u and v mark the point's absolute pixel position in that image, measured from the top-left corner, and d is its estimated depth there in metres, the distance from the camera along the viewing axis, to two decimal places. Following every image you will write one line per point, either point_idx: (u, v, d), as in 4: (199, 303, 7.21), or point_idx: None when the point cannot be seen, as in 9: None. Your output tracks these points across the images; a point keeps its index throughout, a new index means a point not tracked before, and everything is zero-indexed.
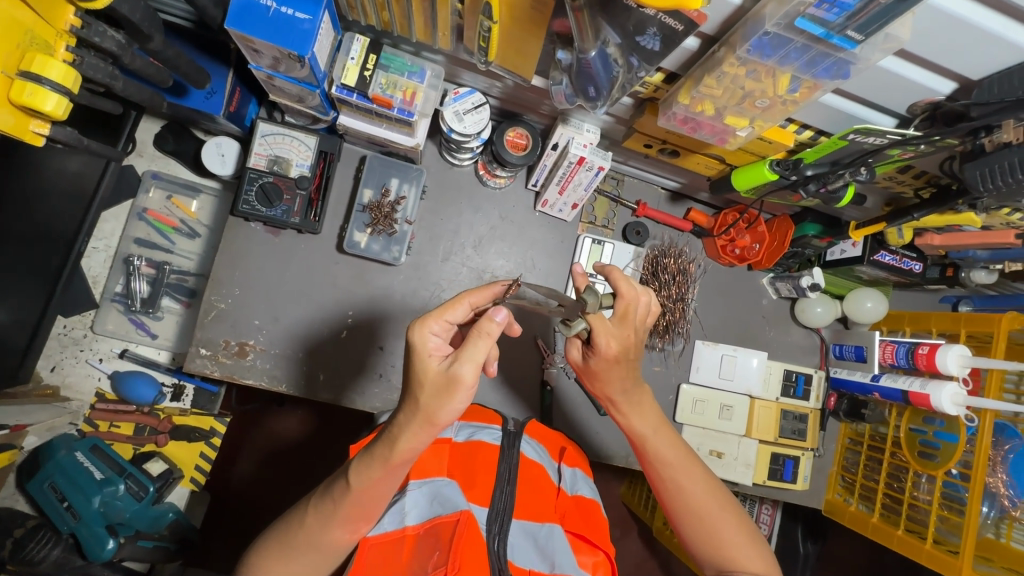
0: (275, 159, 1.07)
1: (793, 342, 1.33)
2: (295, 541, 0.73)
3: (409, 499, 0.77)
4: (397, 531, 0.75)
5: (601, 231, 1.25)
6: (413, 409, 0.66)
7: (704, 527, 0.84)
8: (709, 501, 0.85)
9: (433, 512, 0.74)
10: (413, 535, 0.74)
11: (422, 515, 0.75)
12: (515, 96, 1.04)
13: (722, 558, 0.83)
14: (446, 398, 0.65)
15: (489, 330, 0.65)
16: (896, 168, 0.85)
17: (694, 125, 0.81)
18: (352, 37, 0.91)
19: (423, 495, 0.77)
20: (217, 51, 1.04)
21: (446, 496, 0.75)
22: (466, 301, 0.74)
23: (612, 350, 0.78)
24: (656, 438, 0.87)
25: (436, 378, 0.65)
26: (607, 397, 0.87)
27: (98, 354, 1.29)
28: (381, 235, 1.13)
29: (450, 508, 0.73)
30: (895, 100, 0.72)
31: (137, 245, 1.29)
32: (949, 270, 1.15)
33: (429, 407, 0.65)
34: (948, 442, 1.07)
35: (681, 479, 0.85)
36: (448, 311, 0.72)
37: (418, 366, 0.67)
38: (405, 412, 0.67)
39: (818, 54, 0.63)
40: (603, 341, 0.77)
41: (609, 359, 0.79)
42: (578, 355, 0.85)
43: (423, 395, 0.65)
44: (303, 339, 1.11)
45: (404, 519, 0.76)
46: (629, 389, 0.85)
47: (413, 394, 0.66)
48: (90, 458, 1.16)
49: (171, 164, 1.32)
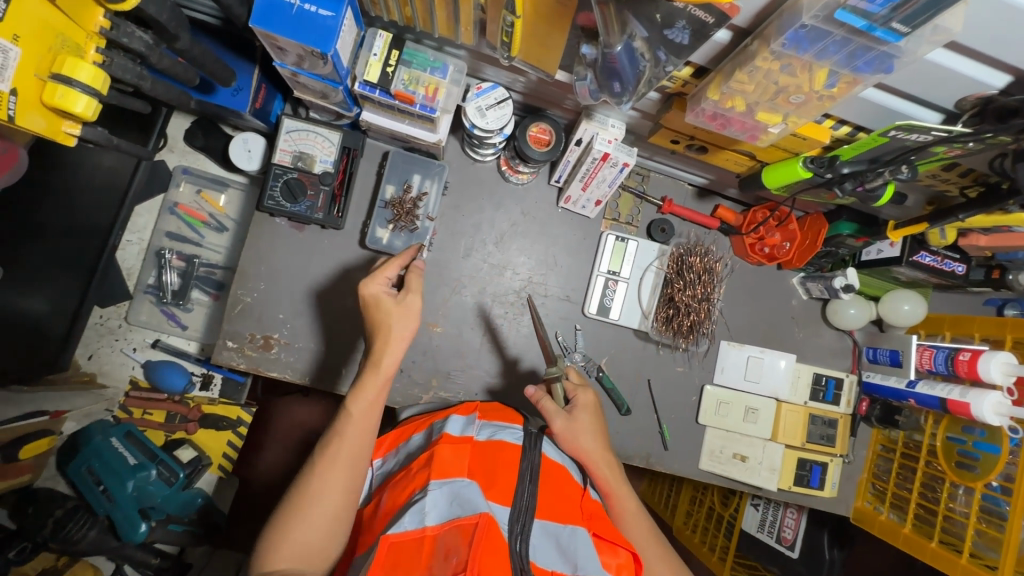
0: (300, 155, 1.08)
1: (824, 344, 1.29)
2: (310, 491, 0.79)
3: (428, 500, 0.74)
4: (416, 531, 0.71)
5: (625, 228, 1.22)
6: (385, 332, 0.89)
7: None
8: None
9: (452, 513, 0.72)
10: (433, 536, 0.70)
11: (442, 516, 0.72)
12: (538, 91, 1.02)
13: None
14: (404, 316, 0.90)
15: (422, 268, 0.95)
16: (941, 166, 0.81)
17: (723, 122, 0.78)
18: (374, 33, 0.90)
19: (443, 495, 0.74)
20: (242, 49, 1.04)
21: (466, 498, 0.74)
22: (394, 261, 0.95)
23: (589, 398, 0.98)
24: (625, 504, 0.93)
25: (394, 309, 0.90)
26: (589, 462, 0.92)
27: (132, 343, 1.32)
28: (403, 231, 1.12)
29: (469, 510, 0.72)
30: (942, 94, 0.68)
31: (169, 239, 1.32)
32: (995, 272, 1.10)
33: (395, 325, 0.89)
34: (989, 453, 1.03)
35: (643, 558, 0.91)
36: (387, 268, 0.94)
37: (378, 305, 0.90)
38: (377, 340, 0.89)
39: (859, 47, 0.59)
40: (583, 394, 0.98)
41: (589, 407, 0.96)
42: (551, 411, 0.94)
43: (391, 322, 0.89)
44: (326, 333, 1.13)
45: (423, 519, 0.72)
46: (604, 450, 0.94)
47: (382, 324, 0.89)
48: (125, 444, 1.21)
49: (200, 159, 1.34)
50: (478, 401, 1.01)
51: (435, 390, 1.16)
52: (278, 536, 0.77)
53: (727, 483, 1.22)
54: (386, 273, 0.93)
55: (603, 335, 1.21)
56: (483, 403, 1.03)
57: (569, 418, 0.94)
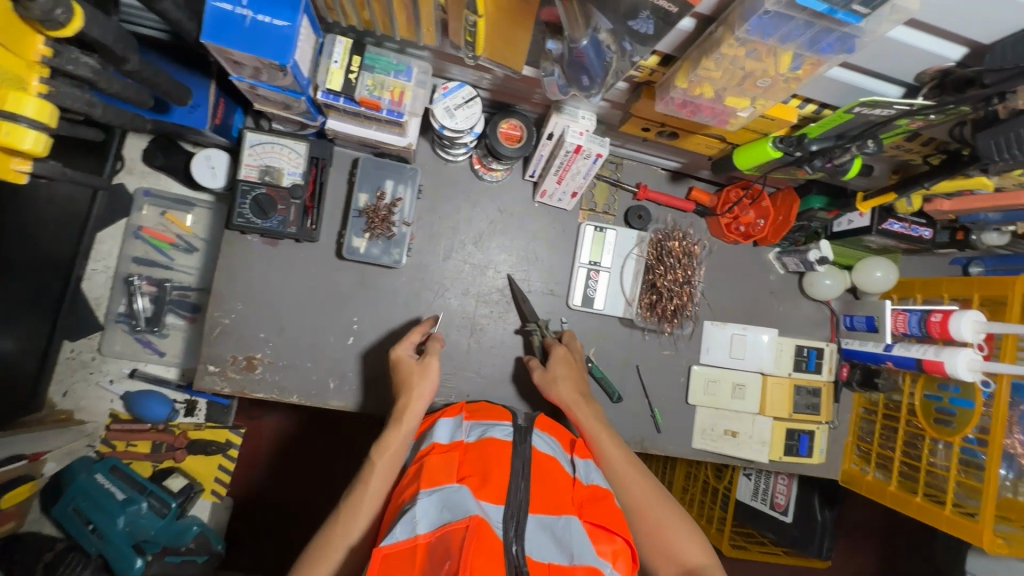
0: (266, 169, 1.05)
1: (803, 315, 1.32)
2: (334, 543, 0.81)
3: (419, 508, 0.74)
4: (409, 540, 0.71)
5: (602, 217, 1.23)
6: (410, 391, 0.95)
7: (657, 535, 0.89)
8: (653, 504, 0.92)
9: (444, 519, 0.72)
10: (425, 544, 0.70)
11: (433, 523, 0.73)
12: (505, 87, 1.01)
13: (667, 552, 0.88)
14: (424, 376, 0.97)
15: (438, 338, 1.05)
16: (904, 137, 0.83)
17: (693, 109, 0.78)
18: (333, 39, 0.87)
19: (433, 503, 0.75)
20: (193, 62, 0.98)
21: (457, 502, 0.74)
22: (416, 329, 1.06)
23: (563, 351, 1.09)
24: (606, 443, 0.98)
25: (415, 369, 0.98)
26: (564, 403, 1.04)
27: (108, 376, 1.28)
28: (380, 238, 1.11)
29: (461, 513, 0.72)
30: (904, 69, 0.68)
31: (136, 264, 1.26)
32: (959, 233, 1.14)
33: (417, 385, 0.96)
34: (965, 408, 1.08)
35: (629, 492, 0.93)
36: (413, 334, 1.04)
37: (401, 366, 0.99)
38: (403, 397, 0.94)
39: (822, 29, 0.59)
40: (554, 346, 1.10)
41: (563, 356, 1.08)
42: (532, 366, 1.10)
43: (415, 382, 0.96)
44: (312, 348, 1.12)
45: (415, 527, 0.72)
46: (577, 390, 1.04)
47: (409, 384, 0.96)
48: (111, 479, 1.18)
49: (161, 179, 1.28)
50: (465, 403, 1.03)
51: (426, 395, 1.15)
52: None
53: (721, 459, 1.25)
54: (413, 337, 1.04)
55: (589, 326, 1.22)
56: (471, 403, 1.05)
57: (545, 370, 1.08)
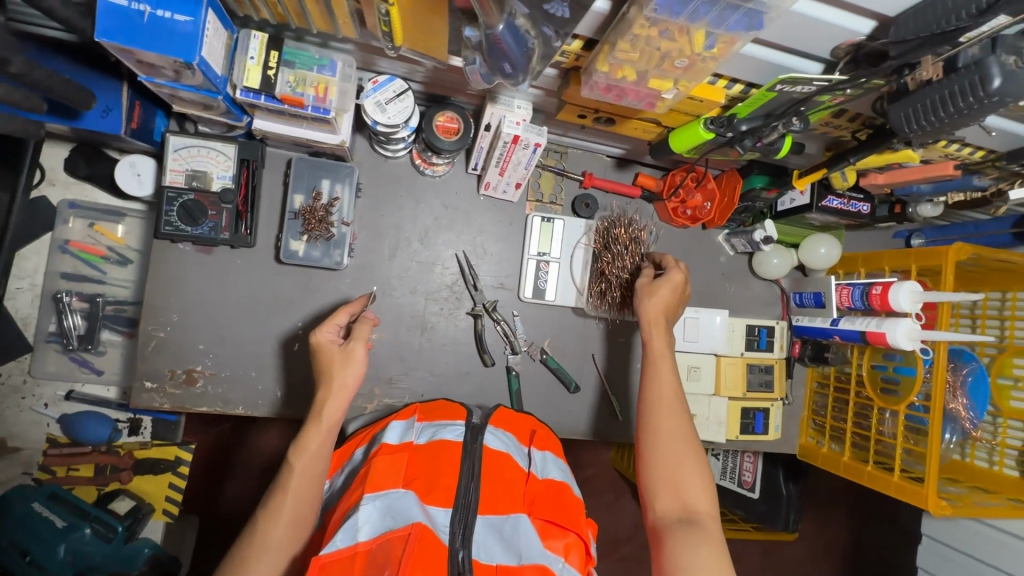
0: (193, 174, 1.00)
1: (753, 294, 1.34)
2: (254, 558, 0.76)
3: (362, 515, 0.72)
4: (348, 548, 0.69)
5: (550, 207, 1.22)
6: (329, 382, 0.88)
7: (674, 470, 0.85)
8: (687, 445, 0.87)
9: (386, 526, 0.71)
10: (365, 551, 0.69)
11: (375, 529, 0.71)
12: (438, 79, 0.99)
13: (677, 491, 0.83)
14: (347, 365, 0.90)
15: (368, 318, 0.97)
16: (831, 113, 0.84)
17: (618, 92, 0.77)
18: (248, 34, 0.83)
19: (377, 508, 0.73)
20: (104, 66, 0.93)
21: (399, 510, 0.73)
22: (344, 309, 0.99)
23: (680, 275, 1.03)
24: (665, 370, 0.95)
25: (337, 358, 0.90)
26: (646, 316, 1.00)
27: (42, 399, 1.22)
28: (319, 240, 1.07)
29: (403, 521, 0.71)
30: (818, 45, 0.69)
31: (65, 280, 1.20)
32: (897, 207, 1.16)
33: (338, 374, 0.89)
34: (907, 376, 1.10)
35: (667, 421, 0.89)
36: (340, 316, 0.97)
37: (324, 353, 0.91)
38: (321, 390, 0.88)
39: (727, 6, 0.58)
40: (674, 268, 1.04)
41: (678, 279, 1.03)
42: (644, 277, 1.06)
43: (336, 371, 0.89)
44: (255, 357, 1.08)
45: (356, 535, 0.71)
46: (665, 312, 1.00)
47: (328, 374, 0.89)
48: (50, 508, 1.12)
49: (87, 189, 1.22)
50: (421, 402, 1.01)
51: (379, 398, 1.13)
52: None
53: None
54: (337, 319, 0.96)
55: (542, 317, 1.21)
56: (427, 402, 1.03)
57: (650, 283, 1.04)
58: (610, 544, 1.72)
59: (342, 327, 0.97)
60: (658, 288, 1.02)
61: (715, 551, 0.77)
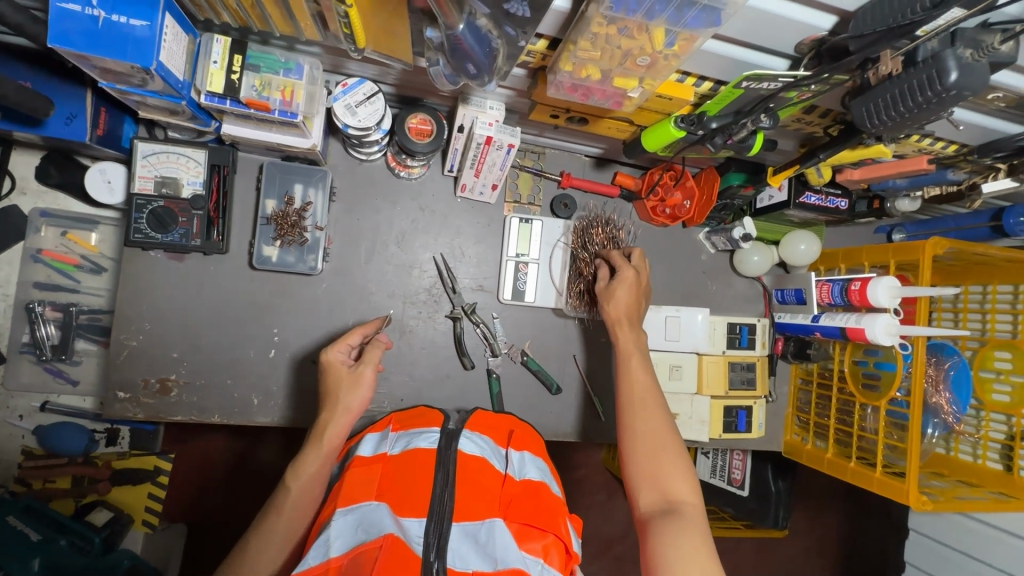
0: (162, 181, 0.99)
1: (735, 292, 1.34)
2: None
3: (333, 530, 0.73)
4: (321, 565, 0.69)
5: (528, 208, 1.21)
6: (334, 405, 0.88)
7: (650, 461, 0.84)
8: (664, 435, 0.86)
9: (357, 540, 0.71)
10: (337, 566, 0.68)
11: (347, 544, 0.71)
12: (409, 81, 0.98)
13: (658, 482, 0.82)
14: (353, 389, 0.90)
15: (381, 341, 0.97)
16: (801, 109, 0.83)
17: (585, 92, 0.76)
18: (210, 38, 0.82)
19: (348, 523, 0.74)
20: (65, 72, 0.91)
21: (372, 521, 0.73)
22: (357, 330, 1.00)
23: (630, 275, 1.04)
24: (635, 365, 0.95)
25: (346, 380, 0.91)
26: (613, 317, 1.02)
27: (17, 411, 1.20)
28: (293, 245, 1.06)
29: (375, 532, 0.71)
30: (780, 40, 0.68)
31: (38, 289, 1.19)
32: (875, 202, 1.17)
33: (345, 398, 0.88)
34: (888, 371, 1.11)
35: (639, 414, 0.89)
36: (350, 337, 0.98)
37: (332, 374, 0.92)
38: (326, 411, 0.88)
39: (683, 2, 0.57)
40: (625, 269, 1.04)
41: (626, 280, 1.03)
42: (602, 275, 1.08)
43: (340, 394, 0.89)
44: (230, 365, 1.07)
45: (328, 551, 0.70)
46: (632, 310, 1.02)
47: (334, 396, 0.89)
48: (25, 521, 1.10)
49: (60, 198, 1.20)
50: (400, 411, 1.00)
51: None
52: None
53: None
54: (345, 341, 0.97)
55: (522, 319, 1.20)
56: (406, 410, 1.01)
57: (608, 284, 1.06)
58: (602, 545, 1.72)
59: (354, 347, 0.99)
60: (618, 292, 1.03)
61: (697, 538, 0.75)
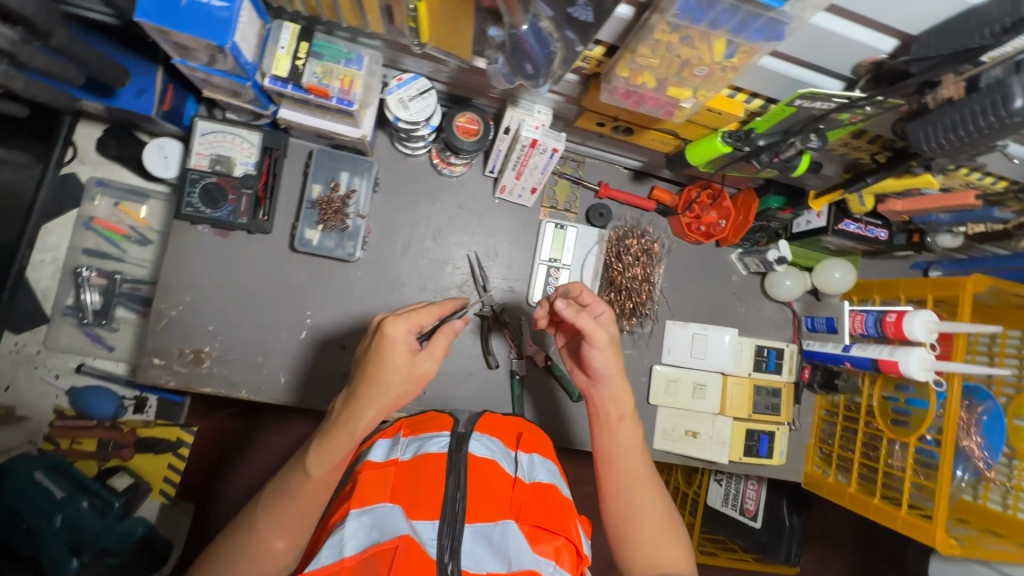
0: (217, 159, 1.03)
1: (764, 316, 1.33)
2: (246, 550, 0.77)
3: (348, 529, 0.74)
4: (335, 564, 0.71)
5: (563, 214, 1.22)
6: (380, 397, 0.73)
7: (646, 543, 0.84)
8: (658, 512, 0.86)
9: (372, 540, 0.73)
10: (351, 566, 0.71)
11: (360, 544, 0.73)
12: (462, 80, 1.00)
13: (655, 565, 0.83)
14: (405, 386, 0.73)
15: (452, 332, 0.77)
16: (849, 133, 0.84)
17: (637, 99, 0.78)
18: (280, 25, 0.86)
19: (363, 524, 0.75)
20: (139, 47, 0.96)
21: (386, 522, 0.74)
22: (432, 308, 0.77)
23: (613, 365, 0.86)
24: (621, 436, 0.88)
25: (406, 374, 0.73)
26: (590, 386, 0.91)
27: (53, 370, 1.23)
28: (334, 231, 1.09)
29: (389, 533, 0.72)
30: (839, 61, 0.69)
31: (86, 256, 1.23)
32: (915, 236, 1.14)
33: (395, 391, 0.73)
34: (919, 408, 1.08)
35: (636, 490, 0.86)
36: (420, 315, 0.75)
37: (386, 359, 0.72)
38: (368, 399, 0.73)
39: (749, 14, 0.59)
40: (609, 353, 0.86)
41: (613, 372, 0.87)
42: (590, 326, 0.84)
43: (393, 386, 0.73)
44: (262, 343, 1.09)
45: (341, 550, 0.72)
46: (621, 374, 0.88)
47: (382, 386, 0.73)
48: (50, 478, 1.13)
49: (116, 169, 1.25)
50: (410, 415, 0.98)
51: None
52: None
53: (681, 460, 1.25)
54: (413, 321, 0.74)
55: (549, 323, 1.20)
56: (416, 415, 1.00)
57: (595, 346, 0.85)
58: (607, 566, 1.67)
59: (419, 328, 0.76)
60: (601, 366, 0.86)
61: None
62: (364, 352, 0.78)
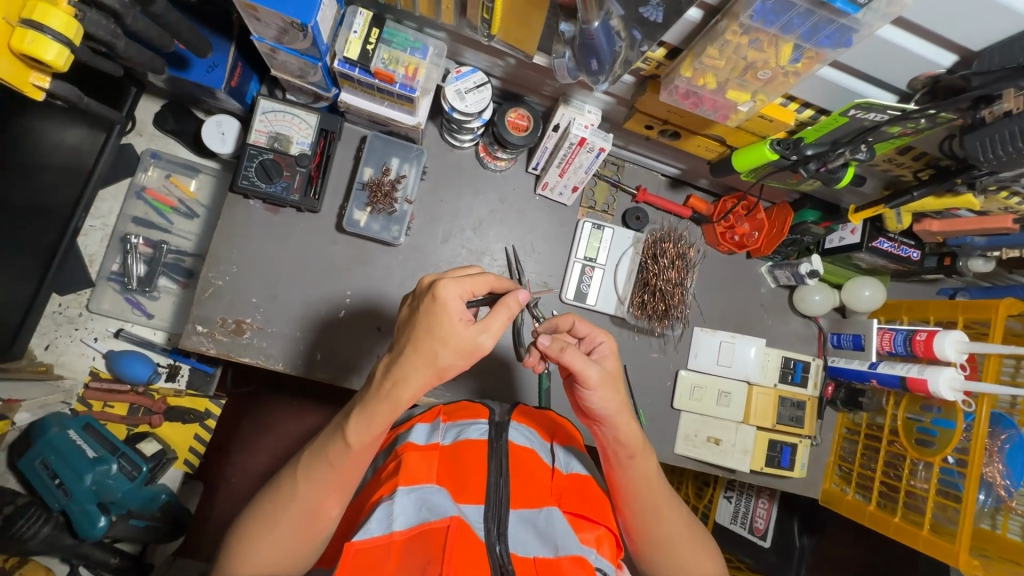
0: (276, 136, 1.07)
1: (791, 330, 1.34)
2: (284, 514, 0.75)
3: (397, 505, 0.73)
4: (383, 537, 0.71)
5: (600, 215, 1.25)
6: (428, 363, 0.70)
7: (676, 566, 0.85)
8: (684, 537, 0.86)
9: (421, 518, 0.72)
10: (400, 542, 0.70)
11: (410, 521, 0.72)
12: (517, 76, 1.04)
13: None
14: (458, 353, 0.70)
15: (512, 305, 0.72)
16: (896, 148, 0.87)
17: (695, 101, 0.81)
18: (355, 11, 0.90)
19: (411, 501, 0.74)
20: (220, 26, 1.03)
21: (434, 503, 0.74)
22: (487, 278, 0.74)
23: (610, 402, 0.80)
24: (636, 472, 0.84)
25: (459, 341, 0.69)
26: (594, 424, 0.84)
27: (93, 333, 1.26)
28: (381, 214, 1.12)
29: (439, 513, 0.72)
30: (897, 73, 0.72)
31: (134, 224, 1.27)
32: (947, 259, 1.16)
33: (445, 359, 0.70)
34: (945, 429, 1.08)
35: (659, 521, 0.85)
36: (474, 284, 0.72)
37: (442, 321, 0.69)
38: (415, 362, 0.70)
39: (821, 20, 0.62)
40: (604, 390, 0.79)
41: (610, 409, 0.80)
42: (581, 364, 0.77)
43: (443, 353, 0.69)
44: (302, 319, 1.11)
45: (391, 524, 0.72)
46: (626, 406, 0.82)
47: (432, 349, 0.69)
48: (84, 437, 1.14)
49: (170, 143, 1.30)
50: (444, 403, 0.98)
51: None
52: (242, 547, 0.74)
53: (701, 467, 1.25)
54: (468, 288, 0.71)
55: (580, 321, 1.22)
56: (449, 403, 1.00)
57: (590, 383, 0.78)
58: None
59: (473, 297, 0.73)
60: (598, 407, 0.80)
61: None
62: (408, 316, 0.74)
